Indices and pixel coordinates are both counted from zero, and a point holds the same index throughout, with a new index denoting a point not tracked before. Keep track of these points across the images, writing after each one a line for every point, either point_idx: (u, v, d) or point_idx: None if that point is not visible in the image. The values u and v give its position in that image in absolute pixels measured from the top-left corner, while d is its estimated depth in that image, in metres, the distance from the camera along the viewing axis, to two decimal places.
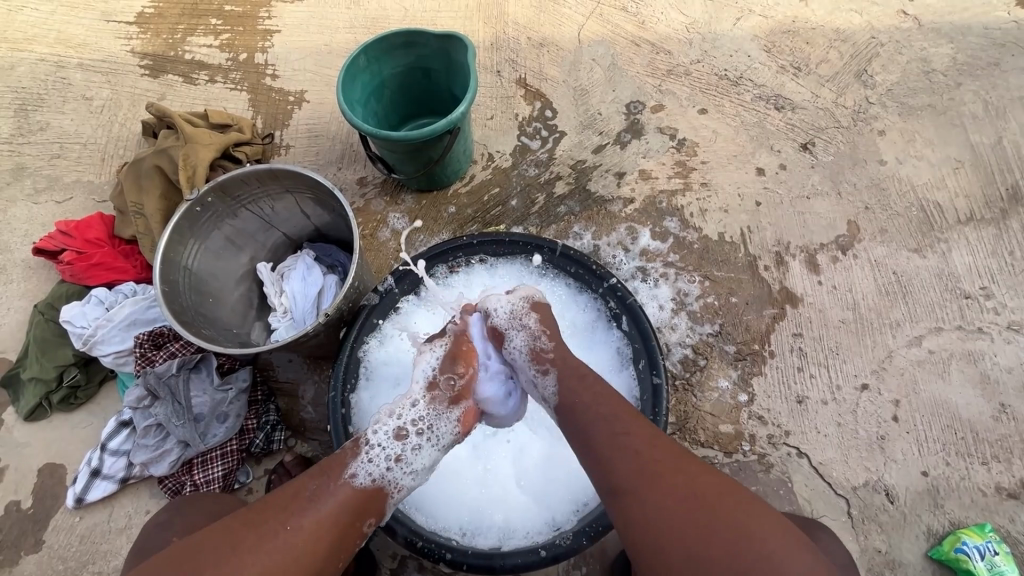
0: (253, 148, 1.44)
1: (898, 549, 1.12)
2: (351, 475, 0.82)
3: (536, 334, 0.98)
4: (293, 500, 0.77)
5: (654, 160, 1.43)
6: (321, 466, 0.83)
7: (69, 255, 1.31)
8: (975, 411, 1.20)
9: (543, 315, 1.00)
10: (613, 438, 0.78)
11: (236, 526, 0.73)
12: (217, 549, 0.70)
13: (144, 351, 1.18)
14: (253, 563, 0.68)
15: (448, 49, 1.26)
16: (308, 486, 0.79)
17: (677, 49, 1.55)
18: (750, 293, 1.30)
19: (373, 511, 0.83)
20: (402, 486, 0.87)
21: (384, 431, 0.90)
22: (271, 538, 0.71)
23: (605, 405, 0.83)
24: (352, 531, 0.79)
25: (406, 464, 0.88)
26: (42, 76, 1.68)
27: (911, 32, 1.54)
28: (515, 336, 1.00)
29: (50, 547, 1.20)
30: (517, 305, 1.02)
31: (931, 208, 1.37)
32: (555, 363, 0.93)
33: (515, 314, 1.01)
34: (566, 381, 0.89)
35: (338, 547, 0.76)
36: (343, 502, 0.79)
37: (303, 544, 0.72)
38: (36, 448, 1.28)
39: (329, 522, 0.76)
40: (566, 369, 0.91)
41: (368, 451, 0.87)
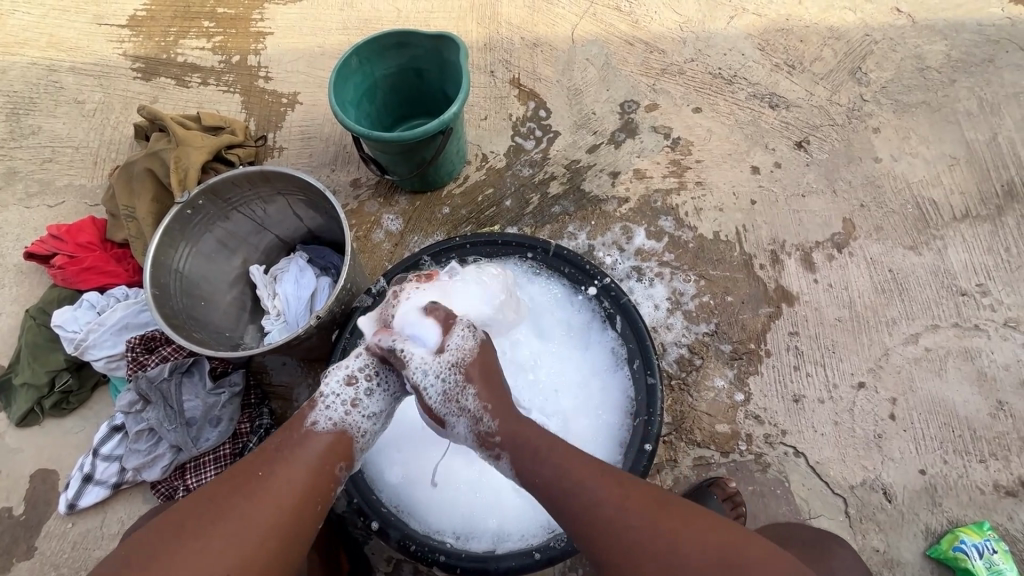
0: (245, 150, 1.44)
1: (896, 549, 1.11)
2: (310, 425, 0.80)
3: (478, 415, 0.85)
4: (261, 455, 0.77)
5: (648, 160, 1.43)
6: (285, 425, 0.82)
7: (60, 259, 1.30)
8: (972, 409, 1.19)
9: (482, 386, 0.86)
10: (590, 505, 0.73)
11: (213, 487, 0.74)
12: (194, 510, 0.71)
13: (136, 355, 1.18)
14: (223, 521, 0.69)
15: (441, 49, 1.25)
16: (274, 442, 0.79)
17: (671, 48, 1.55)
18: (746, 292, 1.29)
19: (342, 453, 0.81)
20: (363, 429, 0.85)
21: (336, 378, 0.86)
22: (244, 492, 0.72)
23: (571, 473, 0.76)
24: (326, 472, 0.78)
25: (364, 408, 0.86)
26: (34, 80, 1.67)
27: (905, 29, 1.54)
28: (457, 422, 0.87)
29: (42, 553, 1.19)
30: (450, 379, 0.87)
31: (926, 205, 1.36)
32: (504, 447, 0.82)
33: (449, 393, 0.87)
34: (521, 458, 0.79)
35: (316, 488, 0.76)
36: (312, 451, 0.78)
37: (275, 493, 0.72)
38: (28, 454, 1.27)
39: (302, 470, 0.76)
40: (517, 445, 0.80)
41: (323, 400, 0.83)
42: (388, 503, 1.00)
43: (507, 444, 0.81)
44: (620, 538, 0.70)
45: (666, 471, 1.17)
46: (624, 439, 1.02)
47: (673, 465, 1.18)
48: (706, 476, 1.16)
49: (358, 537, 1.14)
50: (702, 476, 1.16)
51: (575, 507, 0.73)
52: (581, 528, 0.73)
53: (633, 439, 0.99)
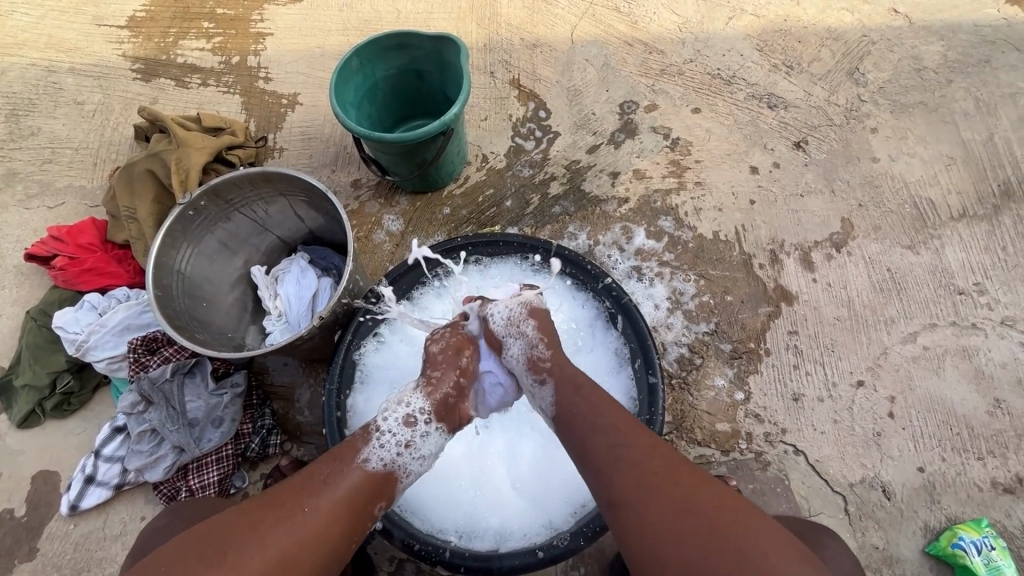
0: (246, 151, 1.44)
1: (895, 546, 1.12)
2: (363, 461, 0.81)
3: (533, 340, 0.96)
4: (306, 482, 0.76)
5: (647, 160, 1.43)
6: (331, 454, 0.81)
7: (62, 260, 1.30)
8: (969, 407, 1.20)
9: (542, 322, 0.98)
10: (608, 454, 0.76)
11: (253, 508, 0.73)
12: (238, 529, 0.70)
13: (138, 356, 1.18)
14: (270, 545, 0.68)
15: (441, 50, 1.26)
16: (321, 470, 0.78)
17: (670, 48, 1.55)
18: (745, 291, 1.30)
19: (383, 493, 0.82)
20: (411, 472, 0.86)
21: (395, 417, 0.87)
22: (287, 518, 0.71)
23: (602, 414, 0.81)
24: (364, 513, 0.78)
25: (416, 450, 0.87)
26: (33, 81, 1.67)
27: (902, 30, 1.55)
28: (512, 343, 0.98)
29: (44, 555, 1.19)
30: (515, 310, 1.00)
31: (923, 204, 1.37)
32: (551, 373, 0.91)
33: (512, 318, 0.99)
34: (565, 391, 0.87)
35: (352, 527, 0.75)
36: (356, 485, 0.78)
37: (319, 525, 0.71)
38: (30, 455, 1.27)
39: (343, 505, 0.75)
40: (564, 378, 0.89)
41: (379, 438, 0.84)
42: (391, 502, 1.01)
43: (552, 376, 0.91)
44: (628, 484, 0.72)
45: None
46: None
47: None
48: (707, 475, 1.17)
49: (360, 537, 1.14)
50: None
51: (597, 450, 0.78)
52: (599, 468, 0.76)
53: None
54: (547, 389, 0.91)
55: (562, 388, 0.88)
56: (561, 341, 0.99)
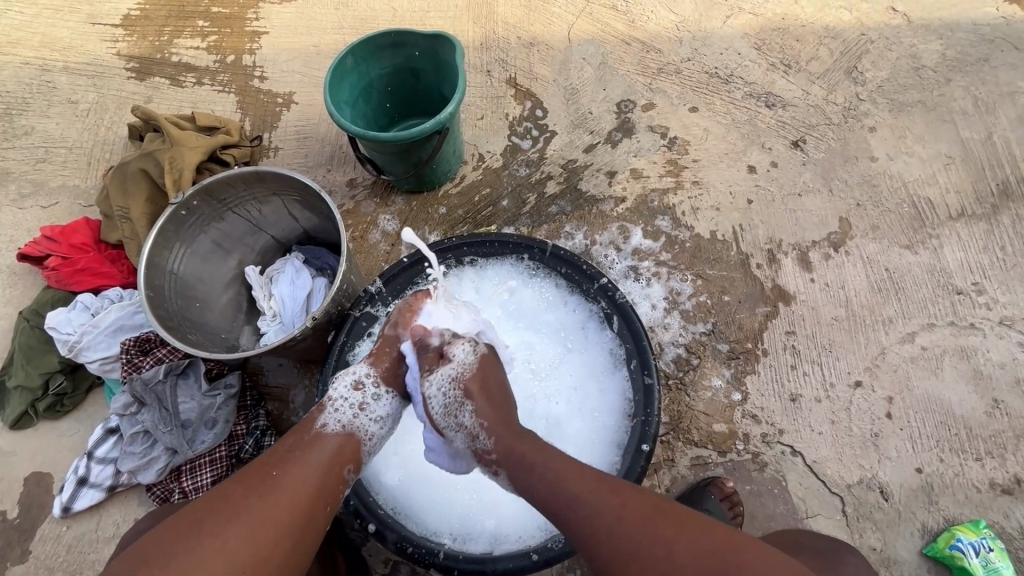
0: (240, 151, 1.43)
1: (893, 547, 1.12)
2: (320, 427, 0.83)
3: (475, 432, 0.87)
4: (272, 456, 0.77)
5: (644, 159, 1.42)
6: (293, 430, 0.83)
7: (54, 260, 1.29)
8: (968, 408, 1.20)
9: (482, 406, 0.89)
10: (587, 524, 0.72)
11: (224, 487, 0.74)
12: (209, 506, 0.70)
13: (131, 357, 1.17)
14: (240, 511, 0.69)
15: (436, 49, 1.25)
16: (286, 443, 0.80)
17: (667, 47, 1.55)
18: (742, 291, 1.29)
19: (352, 457, 0.82)
20: (372, 432, 0.87)
21: (344, 384, 0.90)
22: (257, 488, 0.72)
23: (566, 481, 0.76)
24: (335, 473, 0.79)
25: (370, 412, 0.88)
26: (26, 80, 1.66)
27: (900, 28, 1.54)
28: (455, 435, 0.90)
29: (36, 557, 1.18)
30: (450, 394, 0.91)
31: (922, 204, 1.37)
32: (501, 463, 0.84)
33: (450, 406, 0.90)
34: (516, 471, 0.81)
35: (326, 487, 0.76)
36: (322, 449, 0.80)
37: (289, 487, 0.73)
38: (23, 456, 1.26)
39: (312, 467, 0.77)
40: (513, 460, 0.82)
41: (331, 403, 0.86)
42: (385, 505, 1.00)
43: (503, 458, 0.84)
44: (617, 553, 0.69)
45: (664, 470, 1.18)
46: (622, 440, 1.01)
47: (670, 465, 1.18)
48: (704, 476, 1.16)
49: (354, 539, 1.13)
50: (699, 476, 1.16)
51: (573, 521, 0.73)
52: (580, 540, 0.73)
53: (630, 440, 0.98)
54: (501, 478, 0.84)
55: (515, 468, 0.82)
56: (506, 410, 0.90)
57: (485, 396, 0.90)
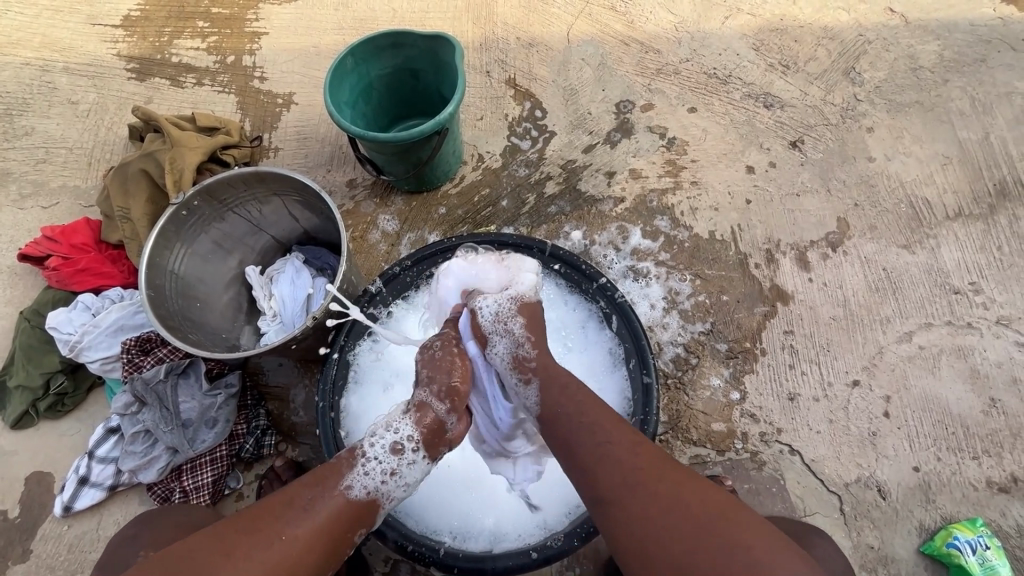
0: (241, 151, 1.43)
1: (890, 545, 1.12)
2: (344, 488, 0.79)
3: (520, 339, 0.96)
4: (282, 506, 0.75)
5: (643, 160, 1.43)
6: (313, 475, 0.80)
7: (55, 261, 1.29)
8: (965, 407, 1.20)
9: (528, 323, 0.97)
10: (597, 455, 0.77)
11: (231, 531, 0.72)
12: (214, 555, 0.68)
13: (131, 357, 1.17)
14: (246, 575, 0.67)
15: (436, 49, 1.25)
16: (304, 497, 0.77)
17: (666, 48, 1.55)
18: (741, 291, 1.30)
19: (365, 520, 0.80)
20: (395, 498, 0.84)
21: (381, 444, 0.85)
22: (259, 548, 0.69)
23: (588, 413, 0.82)
24: (344, 541, 0.77)
25: (400, 478, 0.85)
26: (27, 80, 1.66)
27: (898, 29, 1.55)
28: (499, 341, 0.98)
29: (37, 556, 1.18)
30: (504, 306, 0.99)
31: (919, 204, 1.37)
32: (538, 372, 0.92)
33: (503, 314, 0.98)
34: (550, 390, 0.88)
35: (325, 559, 0.73)
36: (334, 513, 0.77)
37: (290, 553, 0.70)
38: (24, 456, 1.26)
39: (318, 533, 0.74)
40: (551, 377, 0.90)
41: (363, 463, 0.82)
42: (385, 504, 1.00)
43: (541, 371, 0.92)
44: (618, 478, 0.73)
45: None
46: None
47: None
48: (702, 475, 1.17)
49: (355, 538, 1.14)
50: (698, 475, 1.17)
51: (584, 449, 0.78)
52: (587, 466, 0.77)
53: None
54: (533, 387, 0.92)
55: (549, 388, 0.89)
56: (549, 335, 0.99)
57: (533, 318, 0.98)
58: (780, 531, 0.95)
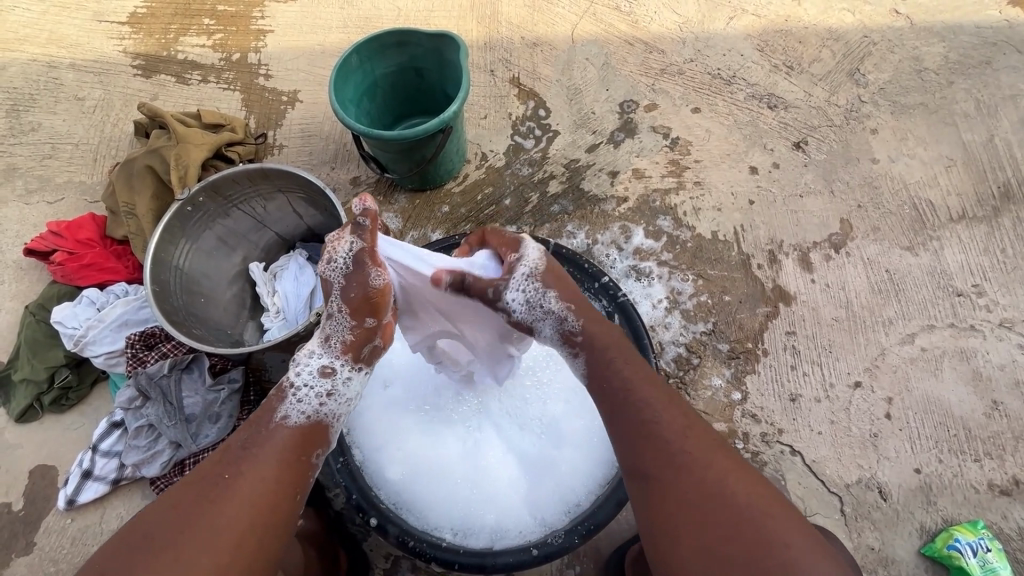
0: (245, 148, 1.44)
1: (891, 547, 1.12)
2: (281, 419, 0.79)
3: (562, 316, 0.87)
4: (222, 456, 0.73)
5: (647, 159, 1.43)
6: (249, 422, 0.79)
7: (60, 255, 1.30)
8: (967, 409, 1.20)
9: (557, 291, 0.88)
10: (644, 431, 0.75)
11: (180, 490, 0.71)
12: (162, 518, 0.67)
13: (136, 352, 1.18)
14: (199, 520, 0.66)
15: (441, 49, 1.26)
16: (239, 439, 0.76)
17: (670, 48, 1.55)
18: (743, 291, 1.30)
19: (316, 441, 0.80)
20: (340, 416, 0.84)
21: (308, 370, 0.84)
22: (208, 498, 0.68)
23: (636, 387, 0.80)
24: (298, 465, 0.77)
25: (340, 397, 0.85)
26: (34, 76, 1.67)
27: (903, 30, 1.55)
28: (541, 325, 0.89)
29: (41, 548, 1.19)
30: (524, 288, 0.89)
31: (923, 206, 1.37)
32: (583, 348, 0.86)
33: (535, 298, 0.88)
34: (594, 359, 0.84)
35: (289, 480, 0.74)
36: (278, 442, 0.76)
37: (244, 488, 0.70)
38: (28, 449, 1.27)
39: (270, 464, 0.74)
40: (596, 349, 0.85)
41: (294, 393, 0.81)
42: (386, 500, 1.01)
43: (587, 343, 0.85)
44: (662, 461, 0.72)
45: None
46: None
47: None
48: None
49: (356, 534, 1.14)
50: None
51: (631, 421, 0.77)
52: (632, 443, 0.75)
53: None
54: (580, 361, 0.87)
55: (594, 356, 0.85)
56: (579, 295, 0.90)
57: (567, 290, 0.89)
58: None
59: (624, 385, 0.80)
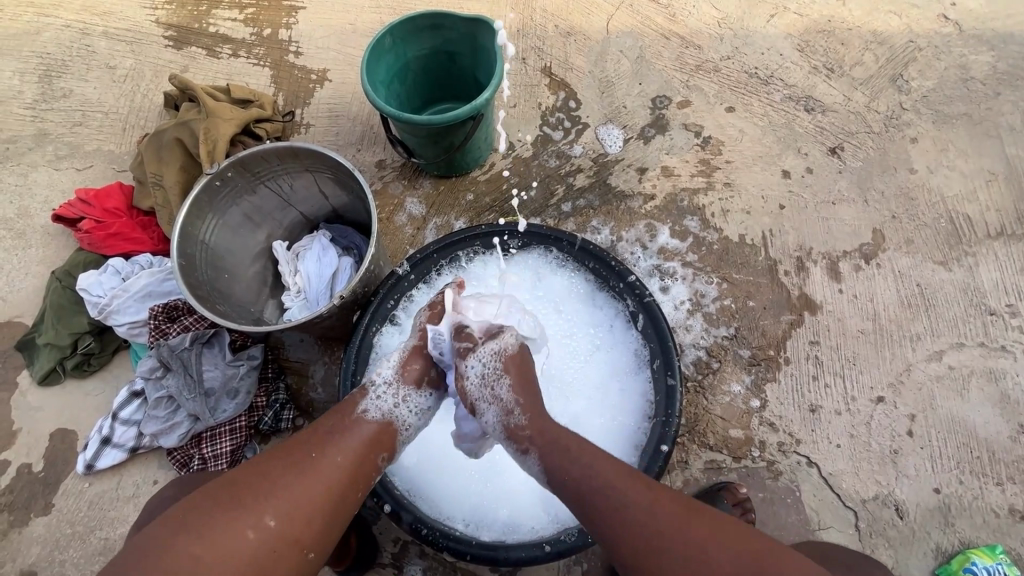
0: (273, 126, 1.44)
1: (905, 565, 1.10)
2: (362, 412, 0.84)
3: (509, 408, 0.87)
4: (315, 435, 0.78)
5: (677, 158, 1.41)
6: (335, 411, 0.84)
7: (88, 223, 1.32)
8: (992, 430, 1.18)
9: (518, 383, 0.89)
10: (620, 519, 0.71)
11: (265, 459, 0.74)
12: (248, 480, 0.71)
13: (158, 323, 1.20)
14: (287, 485, 0.71)
15: (475, 34, 1.24)
16: (327, 425, 0.81)
17: (707, 44, 1.52)
18: (768, 298, 1.28)
19: (386, 444, 0.84)
20: (409, 424, 0.88)
21: (388, 368, 0.91)
22: (300, 468, 0.73)
23: (595, 473, 0.76)
24: (368, 464, 0.80)
25: (412, 403, 0.89)
26: (66, 42, 1.68)
27: (951, 37, 1.50)
28: (487, 408, 0.90)
29: (58, 510, 1.21)
30: (490, 366, 0.92)
31: (960, 220, 1.33)
32: (534, 444, 0.83)
33: (488, 377, 0.90)
34: (550, 452, 0.81)
35: (360, 475, 0.78)
36: (361, 437, 0.81)
37: (329, 470, 0.74)
38: (49, 412, 1.29)
39: (349, 455, 0.78)
40: (549, 443, 0.82)
41: (374, 390, 0.87)
42: (399, 485, 1.01)
43: (535, 437, 0.83)
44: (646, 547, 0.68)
45: (677, 472, 1.17)
46: (641, 441, 1.01)
47: (684, 466, 1.17)
48: (716, 479, 1.16)
49: (366, 517, 1.15)
50: (712, 479, 1.16)
51: (600, 517, 0.72)
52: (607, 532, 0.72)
53: (650, 440, 0.98)
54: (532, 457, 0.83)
55: (550, 454, 0.81)
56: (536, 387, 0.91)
57: (523, 375, 0.91)
58: (819, 551, 0.92)
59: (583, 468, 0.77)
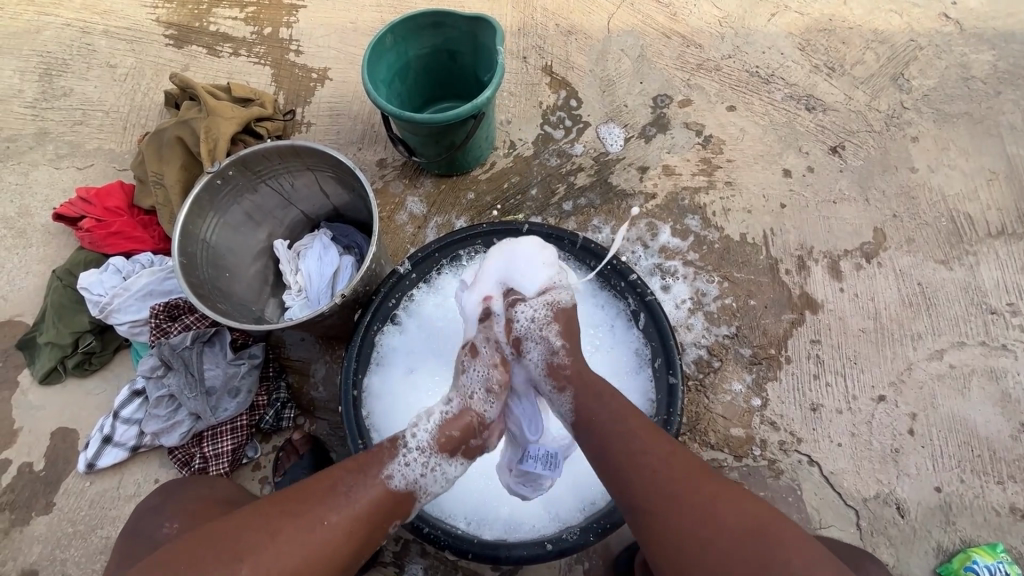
0: (274, 124, 1.43)
1: (907, 564, 1.10)
2: (386, 476, 0.79)
3: (555, 348, 0.94)
4: (328, 490, 0.75)
5: (678, 157, 1.41)
6: (356, 462, 0.80)
7: (89, 222, 1.32)
8: (992, 429, 1.18)
9: (564, 328, 0.96)
10: (635, 463, 0.74)
11: (273, 511, 0.71)
12: (252, 534, 0.68)
13: (159, 322, 1.19)
14: (290, 546, 0.68)
15: (476, 32, 1.24)
16: (343, 478, 0.77)
17: (708, 43, 1.52)
18: (769, 297, 1.28)
19: (402, 512, 0.81)
20: (432, 492, 0.85)
21: (423, 429, 0.88)
22: (305, 529, 0.70)
23: (623, 418, 0.80)
24: (377, 528, 0.77)
25: (441, 470, 0.86)
26: (67, 41, 1.67)
27: (952, 36, 1.50)
28: (534, 348, 0.96)
29: (59, 509, 1.21)
30: (541, 312, 0.98)
31: (961, 219, 1.33)
32: (570, 381, 0.89)
33: (537, 321, 0.97)
34: (582, 391, 0.87)
35: (368, 538, 0.75)
36: (376, 499, 0.77)
37: (336, 536, 0.71)
38: (50, 411, 1.29)
39: (360, 517, 0.74)
40: (586, 384, 0.87)
41: (403, 452, 0.83)
42: None
43: (575, 377, 0.89)
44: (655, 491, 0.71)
45: None
46: None
47: None
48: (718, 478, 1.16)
49: None
50: None
51: (617, 459, 0.76)
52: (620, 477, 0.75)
53: None
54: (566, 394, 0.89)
55: (583, 394, 0.86)
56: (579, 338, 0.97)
57: (569, 322, 0.97)
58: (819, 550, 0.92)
59: (612, 413, 0.81)
